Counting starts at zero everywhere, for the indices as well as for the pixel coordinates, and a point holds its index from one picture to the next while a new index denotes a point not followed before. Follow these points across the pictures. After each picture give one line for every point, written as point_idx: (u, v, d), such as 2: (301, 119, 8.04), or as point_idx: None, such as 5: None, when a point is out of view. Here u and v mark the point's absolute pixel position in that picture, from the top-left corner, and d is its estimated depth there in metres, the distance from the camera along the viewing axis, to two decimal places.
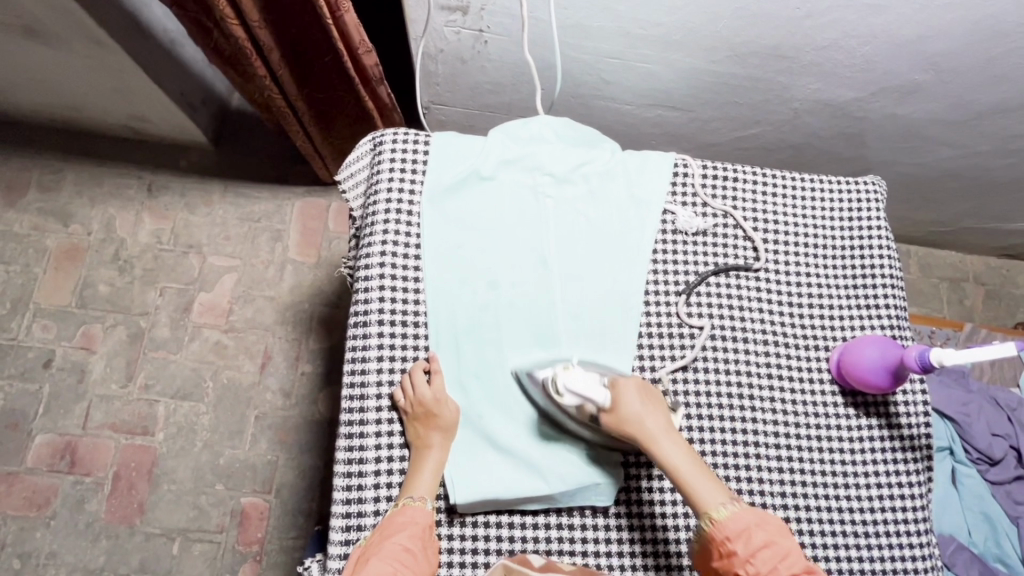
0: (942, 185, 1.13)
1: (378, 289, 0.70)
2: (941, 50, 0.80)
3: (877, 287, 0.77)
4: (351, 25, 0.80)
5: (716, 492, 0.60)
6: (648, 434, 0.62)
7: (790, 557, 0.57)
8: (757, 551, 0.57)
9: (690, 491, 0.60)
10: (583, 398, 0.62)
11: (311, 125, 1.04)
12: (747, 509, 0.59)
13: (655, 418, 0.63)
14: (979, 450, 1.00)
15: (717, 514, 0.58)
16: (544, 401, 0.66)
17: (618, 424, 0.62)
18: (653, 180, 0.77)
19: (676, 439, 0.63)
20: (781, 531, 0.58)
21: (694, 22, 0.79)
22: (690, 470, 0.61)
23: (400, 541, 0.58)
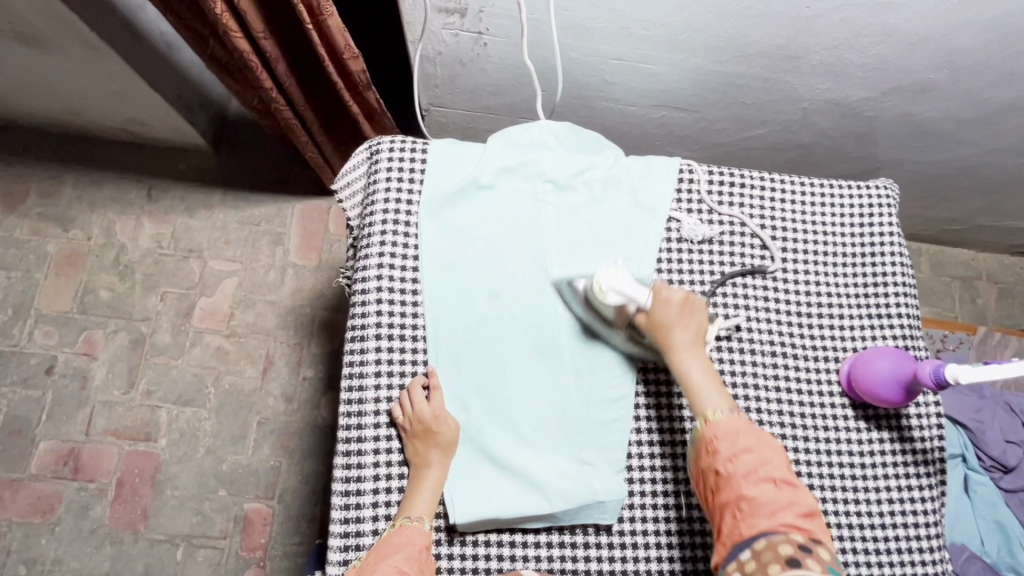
0: (956, 183, 1.10)
1: (375, 303, 0.69)
2: (955, 49, 0.77)
3: (889, 294, 0.75)
4: (337, 31, 0.78)
5: (719, 399, 0.61)
6: (675, 340, 0.64)
7: (771, 464, 0.56)
8: (740, 453, 0.57)
9: (694, 394, 0.62)
10: (626, 296, 0.65)
11: (320, 133, 1.01)
12: (742, 418, 0.60)
13: (686, 326, 0.65)
14: (992, 457, 0.98)
15: (712, 415, 0.60)
16: (585, 312, 0.69)
17: (651, 324, 0.65)
18: (657, 186, 0.75)
19: (699, 352, 0.65)
20: (771, 445, 0.58)
21: (699, 22, 0.76)
22: (700, 378, 0.63)
23: (397, 563, 0.57)
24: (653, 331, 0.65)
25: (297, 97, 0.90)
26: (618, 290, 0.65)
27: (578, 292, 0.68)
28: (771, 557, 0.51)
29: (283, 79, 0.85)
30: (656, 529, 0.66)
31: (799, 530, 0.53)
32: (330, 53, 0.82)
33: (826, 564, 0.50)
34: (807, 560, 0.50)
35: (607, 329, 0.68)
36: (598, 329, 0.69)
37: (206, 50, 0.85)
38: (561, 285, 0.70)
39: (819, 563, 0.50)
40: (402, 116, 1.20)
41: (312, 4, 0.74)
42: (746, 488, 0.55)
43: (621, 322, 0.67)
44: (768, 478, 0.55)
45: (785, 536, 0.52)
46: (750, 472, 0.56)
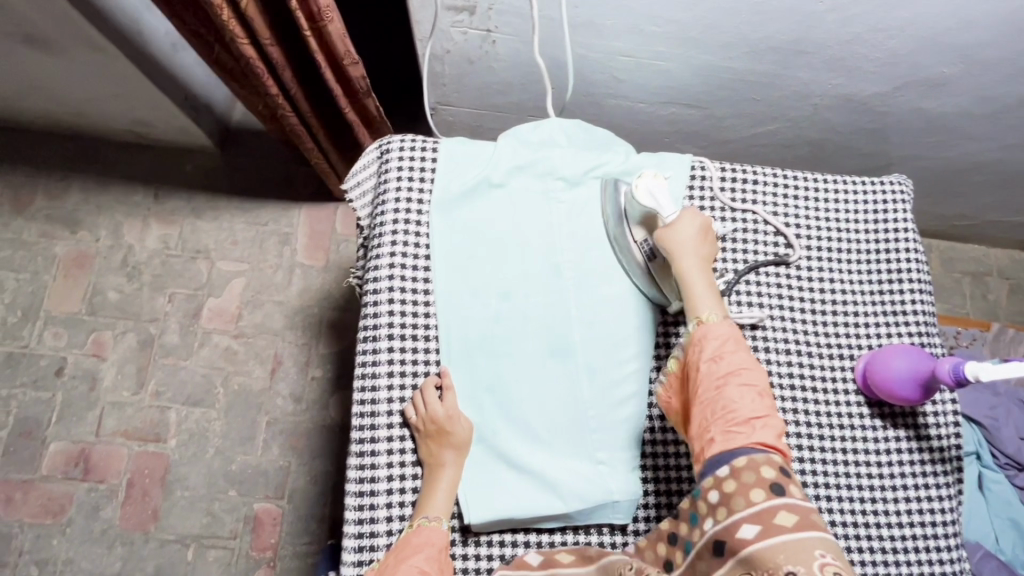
0: (969, 179, 1.09)
1: (387, 304, 0.69)
2: (971, 42, 0.76)
3: (904, 291, 0.74)
4: (337, 38, 0.77)
5: (714, 306, 0.62)
6: (687, 248, 0.65)
7: (755, 375, 0.58)
8: (725, 356, 0.59)
9: (690, 295, 0.63)
10: (655, 201, 0.67)
11: (325, 140, 1.00)
12: (733, 327, 0.62)
13: (697, 241, 0.65)
14: (1007, 455, 0.97)
15: (705, 317, 0.61)
16: (614, 221, 0.71)
17: (666, 232, 0.65)
18: (669, 185, 0.75)
19: (705, 263, 0.65)
20: (753, 354, 0.60)
21: (711, 18, 0.76)
22: (699, 284, 0.64)
23: (417, 564, 0.57)
24: (664, 245, 0.65)
25: (301, 104, 0.89)
26: (653, 194, 0.67)
27: (619, 202, 0.71)
28: (751, 476, 0.53)
29: (288, 86, 0.84)
30: None
31: (777, 449, 0.56)
32: (330, 60, 0.81)
33: (801, 489, 0.54)
34: (788, 486, 0.53)
35: (629, 236, 0.69)
36: (619, 236, 0.70)
37: (212, 56, 0.84)
38: (608, 182, 0.72)
39: (799, 490, 0.53)
40: (409, 115, 1.20)
41: (312, 11, 0.72)
42: (729, 392, 0.57)
43: (644, 228, 0.69)
44: (751, 388, 0.57)
45: (766, 457, 0.54)
46: (734, 380, 0.58)
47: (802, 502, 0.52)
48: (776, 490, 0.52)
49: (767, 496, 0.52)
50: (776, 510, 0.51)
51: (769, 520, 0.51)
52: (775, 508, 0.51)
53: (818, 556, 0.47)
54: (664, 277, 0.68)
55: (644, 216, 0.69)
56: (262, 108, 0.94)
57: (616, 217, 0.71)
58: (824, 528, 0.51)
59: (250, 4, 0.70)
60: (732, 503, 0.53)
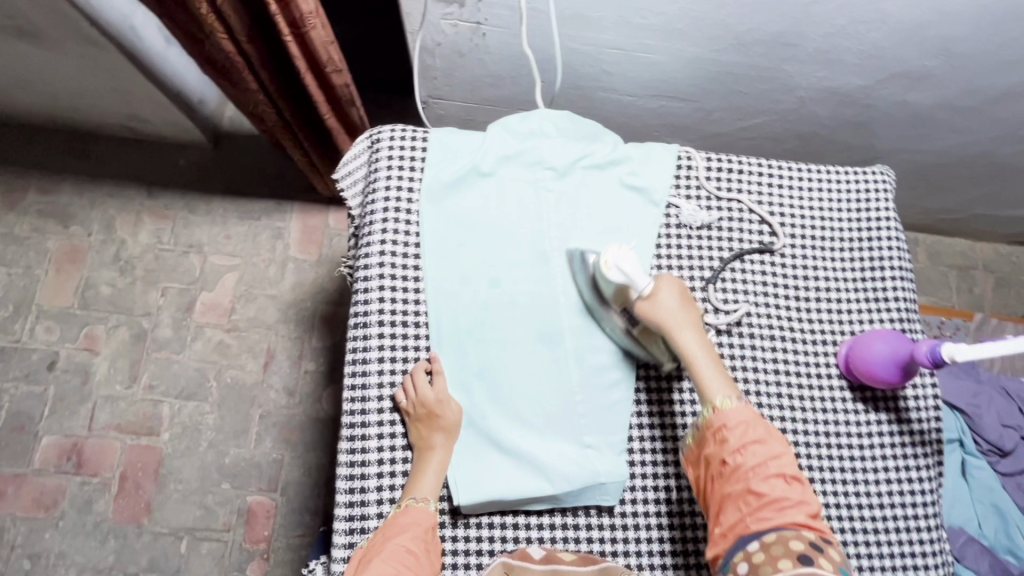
0: (953, 172, 1.11)
1: (377, 291, 0.70)
2: (951, 35, 0.78)
3: (886, 279, 0.76)
4: (318, 44, 0.76)
5: (724, 386, 0.62)
6: (676, 323, 0.64)
7: (782, 459, 0.58)
8: (750, 444, 0.59)
9: (700, 380, 0.63)
10: (629, 278, 0.65)
11: (307, 141, 1.01)
12: (748, 406, 0.62)
13: (687, 315, 0.65)
14: (989, 442, 0.99)
15: (722, 403, 0.61)
16: (586, 288, 0.69)
17: (649, 309, 0.65)
18: (656, 174, 0.76)
19: (699, 334, 0.65)
20: (776, 436, 0.60)
21: (697, 11, 0.77)
22: (703, 363, 0.63)
23: (403, 543, 0.58)
24: (649, 320, 0.65)
25: (283, 105, 0.90)
26: (622, 268, 0.65)
27: (587, 266, 0.69)
28: (780, 549, 0.54)
29: (268, 85, 0.85)
30: (657, 511, 0.67)
31: (809, 527, 0.56)
32: (312, 65, 0.81)
33: (836, 564, 0.53)
34: (818, 559, 0.53)
35: (606, 307, 0.68)
36: (597, 306, 0.69)
37: (198, 51, 0.83)
38: (573, 255, 0.70)
39: (830, 563, 0.53)
40: None
41: (294, 17, 0.72)
42: (758, 481, 0.57)
43: (619, 301, 0.67)
44: (778, 473, 0.58)
45: (796, 532, 0.55)
46: (760, 465, 0.58)
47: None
48: (806, 563, 0.52)
49: (796, 566, 0.52)
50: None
51: None
52: None
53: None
54: (650, 344, 0.67)
55: (617, 290, 0.67)
56: (245, 105, 0.94)
57: (587, 285, 0.69)
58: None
59: (230, 2, 0.70)
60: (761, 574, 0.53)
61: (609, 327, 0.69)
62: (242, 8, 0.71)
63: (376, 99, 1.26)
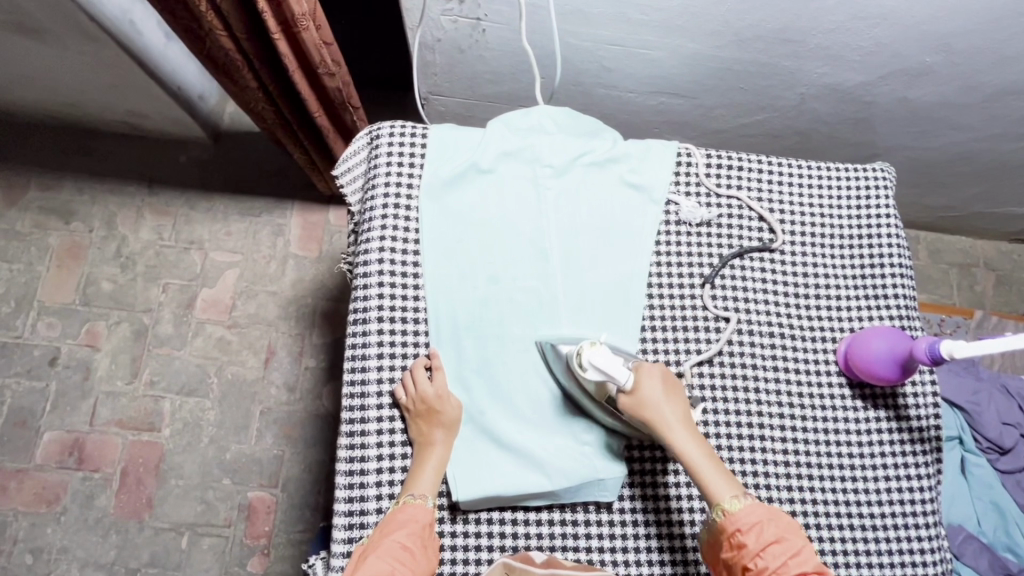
0: (954, 169, 1.11)
1: (377, 286, 0.70)
2: (953, 31, 0.77)
3: (886, 276, 0.76)
4: (311, 45, 0.76)
5: (727, 485, 0.60)
6: (667, 420, 0.62)
7: (801, 556, 0.57)
8: (768, 546, 0.57)
9: (702, 482, 0.61)
10: (606, 375, 0.62)
11: (304, 140, 1.01)
12: (756, 501, 0.60)
13: (673, 408, 0.63)
14: (988, 439, 0.99)
15: (729, 506, 0.59)
16: (565, 378, 0.66)
17: (636, 406, 0.62)
18: (655, 170, 0.76)
19: (690, 429, 0.63)
20: (793, 529, 0.58)
21: (697, 7, 0.77)
22: (701, 461, 0.61)
23: (400, 539, 0.58)
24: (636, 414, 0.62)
25: (279, 102, 0.90)
26: (597, 365, 0.61)
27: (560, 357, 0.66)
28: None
29: (267, 84, 0.85)
30: (657, 507, 0.67)
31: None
32: (305, 65, 0.81)
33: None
34: None
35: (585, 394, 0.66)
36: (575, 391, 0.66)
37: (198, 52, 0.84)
38: (544, 347, 0.68)
39: None
40: None
41: (286, 17, 0.71)
42: None
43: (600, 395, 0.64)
44: (799, 572, 0.55)
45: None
46: (781, 567, 0.56)
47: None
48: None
49: None
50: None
51: None
52: None
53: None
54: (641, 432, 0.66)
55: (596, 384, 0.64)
56: (245, 105, 0.94)
57: (565, 376, 0.66)
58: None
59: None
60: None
61: (600, 416, 0.67)
62: (241, 7, 0.71)
63: (376, 96, 1.26)
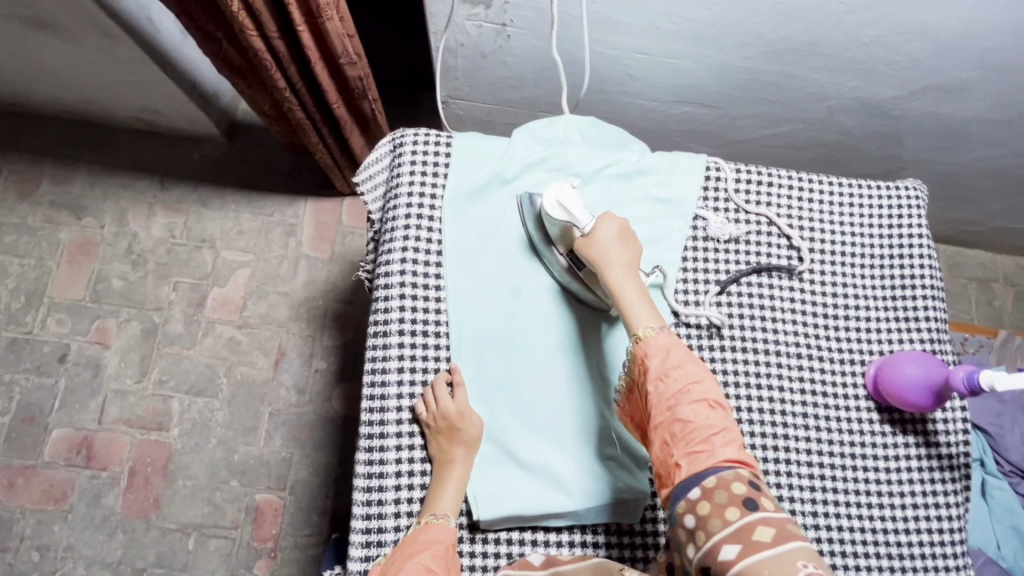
0: (981, 185, 1.09)
1: (398, 299, 0.68)
2: (992, 47, 0.75)
3: (917, 297, 0.74)
4: (335, 35, 0.74)
5: (649, 317, 0.61)
6: (610, 259, 0.63)
7: (703, 385, 0.58)
8: (671, 372, 0.58)
9: (625, 312, 0.62)
10: (570, 215, 0.65)
11: (328, 135, 1.00)
12: (672, 336, 0.61)
13: (622, 251, 0.64)
14: (1011, 463, 0.97)
15: (643, 333, 0.60)
16: (533, 226, 0.69)
17: (587, 246, 0.64)
18: (684, 183, 0.74)
19: (634, 273, 0.64)
20: (698, 363, 0.60)
21: (730, 17, 0.75)
22: (631, 296, 0.62)
23: (423, 561, 0.56)
24: (586, 254, 0.64)
25: (303, 96, 0.88)
26: (565, 206, 0.65)
27: (535, 208, 0.69)
28: (723, 495, 0.51)
29: (294, 82, 0.84)
30: None
31: (743, 462, 0.55)
32: (328, 56, 0.79)
33: (774, 502, 0.52)
34: (760, 500, 0.51)
35: (547, 241, 0.68)
36: (537, 238, 0.69)
37: (222, 54, 0.85)
38: (523, 199, 0.70)
39: (771, 502, 0.52)
40: None
41: (310, 7, 0.70)
42: (682, 409, 0.56)
43: (565, 242, 0.67)
44: (700, 400, 0.57)
45: (735, 473, 0.53)
46: (681, 393, 0.57)
47: (777, 513, 0.51)
48: (750, 507, 0.50)
49: (742, 512, 0.50)
50: (753, 526, 0.49)
51: (750, 537, 0.48)
52: (753, 523, 0.49)
53: (801, 568, 0.46)
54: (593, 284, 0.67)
55: (563, 231, 0.67)
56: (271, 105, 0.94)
57: (531, 219, 0.69)
58: (804, 537, 0.49)
59: None
60: (708, 525, 0.50)
61: (554, 269, 0.68)
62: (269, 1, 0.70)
63: (393, 96, 1.25)
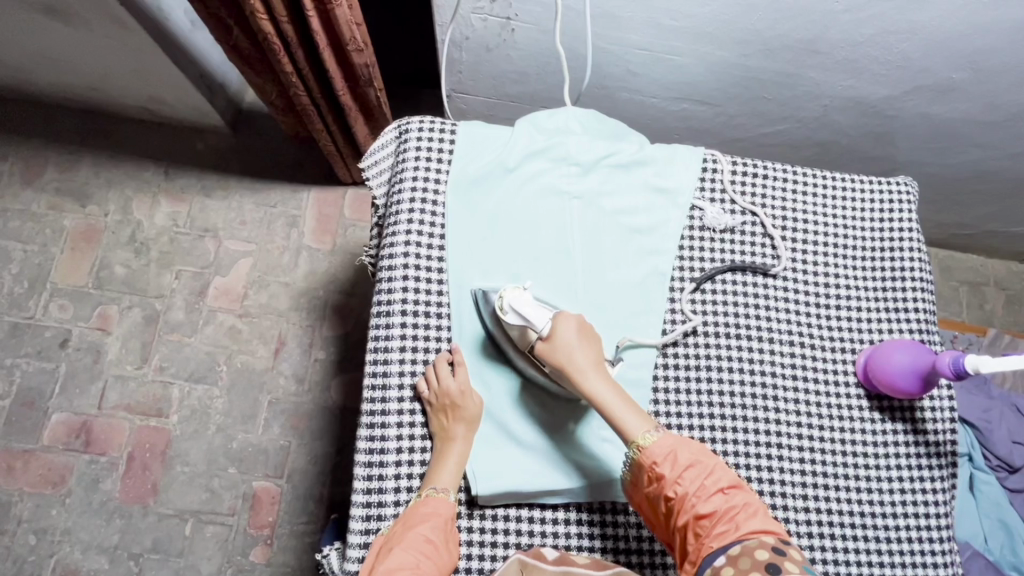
0: (971, 187, 1.11)
1: (402, 280, 0.70)
2: (982, 48, 0.77)
3: (907, 290, 0.76)
4: (343, 21, 0.76)
5: (640, 420, 0.62)
6: (579, 364, 0.63)
7: (717, 473, 0.59)
8: (683, 473, 0.58)
9: (617, 422, 0.62)
10: (525, 320, 0.64)
11: (332, 122, 1.02)
12: (669, 434, 0.61)
13: (586, 351, 0.64)
14: (999, 457, 0.99)
15: (643, 441, 0.60)
16: (492, 323, 0.67)
17: (550, 351, 0.63)
18: (682, 173, 0.76)
19: (602, 371, 0.64)
20: (705, 452, 0.60)
21: (729, 14, 0.77)
22: (615, 401, 0.62)
23: (424, 532, 0.58)
24: (554, 361, 0.63)
25: (309, 82, 0.90)
26: (518, 309, 0.64)
27: (490, 302, 0.67)
28: (747, 562, 0.53)
29: (302, 67, 0.85)
30: None
31: (768, 531, 0.56)
32: (336, 42, 0.81)
33: (801, 565, 0.53)
34: (784, 565, 0.52)
35: (507, 341, 0.67)
36: (500, 337, 0.67)
37: (231, 38, 0.87)
38: (477, 293, 0.69)
39: (796, 564, 0.53)
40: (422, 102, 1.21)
41: None
42: (702, 505, 0.57)
43: (524, 346, 0.65)
44: (717, 489, 0.58)
45: (758, 540, 0.54)
46: (701, 489, 0.57)
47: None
48: (774, 572, 0.52)
49: None
50: None
51: None
52: None
53: None
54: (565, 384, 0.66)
55: (520, 333, 0.65)
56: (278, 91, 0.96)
57: (492, 320, 0.67)
58: None
59: None
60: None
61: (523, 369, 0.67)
62: None
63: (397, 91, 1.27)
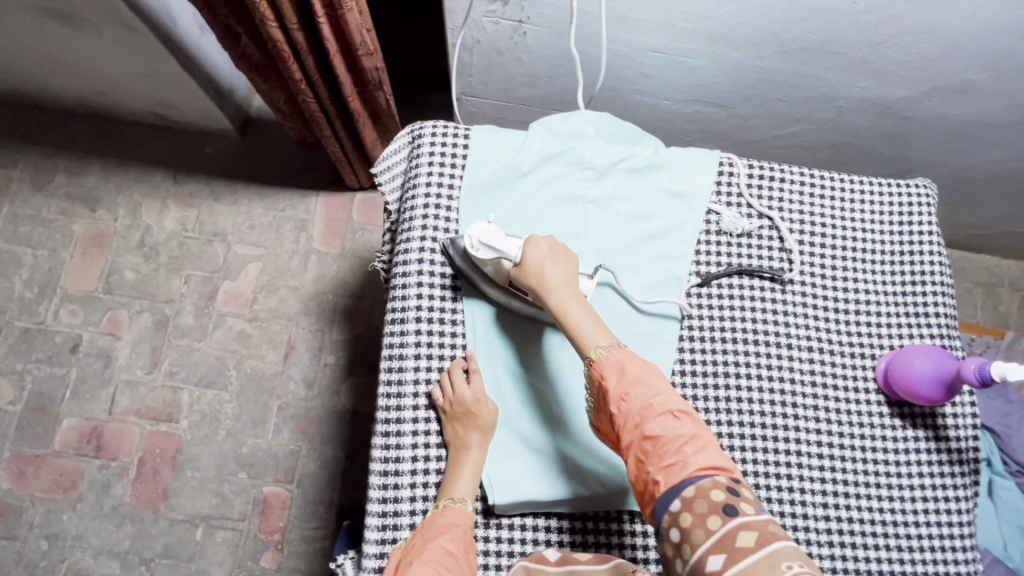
0: (987, 188, 1.10)
1: (415, 288, 0.70)
2: (1002, 48, 0.76)
3: (927, 294, 0.75)
4: (353, 26, 0.75)
5: (600, 334, 0.61)
6: (550, 280, 0.63)
7: (664, 396, 0.57)
8: (631, 391, 0.57)
9: (576, 336, 0.62)
10: (496, 251, 0.64)
11: (341, 127, 1.01)
12: (624, 349, 0.60)
13: (557, 271, 0.63)
14: (1018, 462, 0.98)
15: (595, 354, 0.60)
16: (462, 259, 0.68)
17: (523, 273, 0.63)
18: (697, 177, 0.76)
19: (572, 290, 0.63)
20: (656, 371, 0.59)
21: (745, 15, 0.76)
22: (578, 316, 0.62)
23: (443, 544, 0.57)
24: (524, 280, 0.63)
25: (319, 88, 0.89)
26: (486, 242, 0.64)
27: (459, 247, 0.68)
28: (703, 505, 0.52)
29: (311, 73, 0.85)
30: None
31: (721, 468, 0.55)
32: (347, 48, 0.81)
33: (754, 504, 0.53)
34: (739, 506, 0.52)
35: (478, 274, 0.67)
36: (470, 269, 0.68)
37: (241, 47, 0.87)
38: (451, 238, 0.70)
39: (751, 505, 0.52)
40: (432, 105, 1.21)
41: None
42: (648, 425, 0.56)
43: (500, 277, 0.66)
44: (665, 411, 0.56)
45: (713, 480, 0.53)
46: (646, 408, 0.57)
47: (758, 516, 0.51)
48: (731, 514, 0.51)
49: (723, 520, 0.51)
50: (735, 533, 0.50)
51: (733, 546, 0.49)
52: (734, 531, 0.50)
53: (786, 570, 0.47)
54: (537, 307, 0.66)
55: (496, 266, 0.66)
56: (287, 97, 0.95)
57: (462, 255, 0.68)
58: (785, 536, 0.50)
59: None
60: (692, 537, 0.51)
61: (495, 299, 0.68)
62: None
63: (405, 93, 1.26)
